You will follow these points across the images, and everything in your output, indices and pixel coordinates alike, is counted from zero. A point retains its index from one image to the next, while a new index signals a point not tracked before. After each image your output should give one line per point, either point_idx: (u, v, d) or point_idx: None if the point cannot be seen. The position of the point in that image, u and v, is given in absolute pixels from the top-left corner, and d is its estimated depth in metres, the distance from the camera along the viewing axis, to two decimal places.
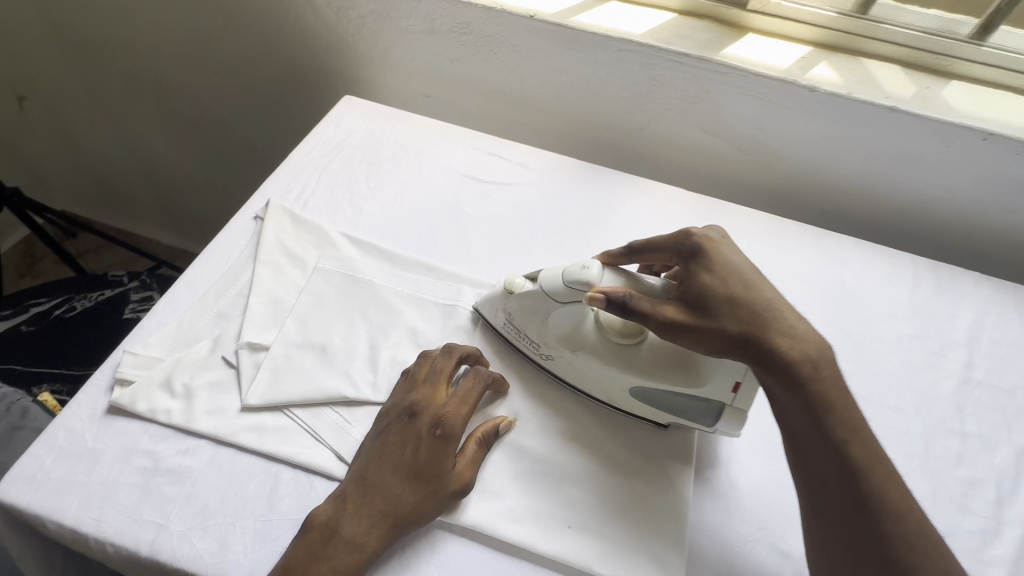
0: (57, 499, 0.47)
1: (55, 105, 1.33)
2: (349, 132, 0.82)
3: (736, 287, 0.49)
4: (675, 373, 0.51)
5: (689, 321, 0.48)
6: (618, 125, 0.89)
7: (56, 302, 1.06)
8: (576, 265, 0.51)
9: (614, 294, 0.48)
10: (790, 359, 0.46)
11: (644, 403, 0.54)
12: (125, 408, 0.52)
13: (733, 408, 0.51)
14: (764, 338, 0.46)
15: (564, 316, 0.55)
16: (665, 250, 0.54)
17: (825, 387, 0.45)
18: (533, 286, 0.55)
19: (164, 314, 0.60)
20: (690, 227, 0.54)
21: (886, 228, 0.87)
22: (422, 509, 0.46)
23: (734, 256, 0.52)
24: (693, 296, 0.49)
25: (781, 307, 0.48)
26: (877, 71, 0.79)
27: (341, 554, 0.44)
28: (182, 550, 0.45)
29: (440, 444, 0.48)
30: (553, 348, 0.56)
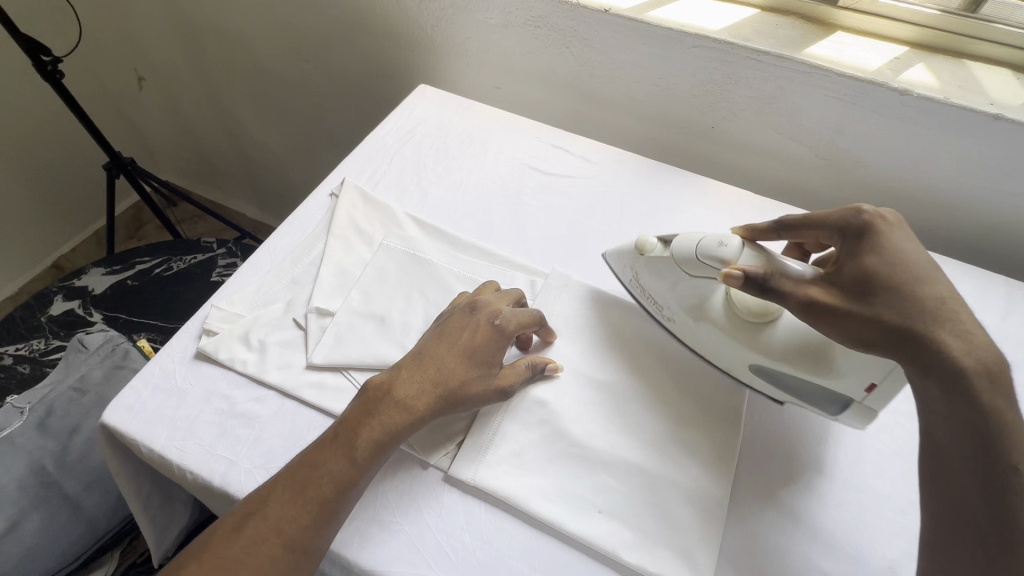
0: (149, 428, 0.54)
1: (167, 86, 1.48)
2: (420, 120, 0.86)
3: (903, 276, 0.46)
4: (810, 358, 0.50)
5: (842, 305, 0.46)
6: (687, 123, 0.88)
7: (157, 261, 1.19)
8: (715, 240, 0.52)
9: (754, 274, 0.48)
10: (960, 366, 0.41)
11: (766, 381, 0.54)
12: (210, 356, 0.58)
13: (863, 405, 0.50)
14: (931, 334, 0.43)
15: (692, 289, 0.56)
16: (829, 225, 0.53)
17: (999, 411, 0.39)
18: (666, 252, 0.56)
19: (247, 276, 0.66)
20: (861, 207, 0.52)
21: (980, 247, 0.80)
22: (468, 388, 0.51)
23: (905, 246, 0.48)
24: (851, 280, 0.47)
25: (955, 306, 0.44)
26: (982, 75, 0.72)
27: (392, 411, 0.49)
28: (247, 485, 0.51)
29: (494, 334, 0.53)
30: (676, 313, 0.58)
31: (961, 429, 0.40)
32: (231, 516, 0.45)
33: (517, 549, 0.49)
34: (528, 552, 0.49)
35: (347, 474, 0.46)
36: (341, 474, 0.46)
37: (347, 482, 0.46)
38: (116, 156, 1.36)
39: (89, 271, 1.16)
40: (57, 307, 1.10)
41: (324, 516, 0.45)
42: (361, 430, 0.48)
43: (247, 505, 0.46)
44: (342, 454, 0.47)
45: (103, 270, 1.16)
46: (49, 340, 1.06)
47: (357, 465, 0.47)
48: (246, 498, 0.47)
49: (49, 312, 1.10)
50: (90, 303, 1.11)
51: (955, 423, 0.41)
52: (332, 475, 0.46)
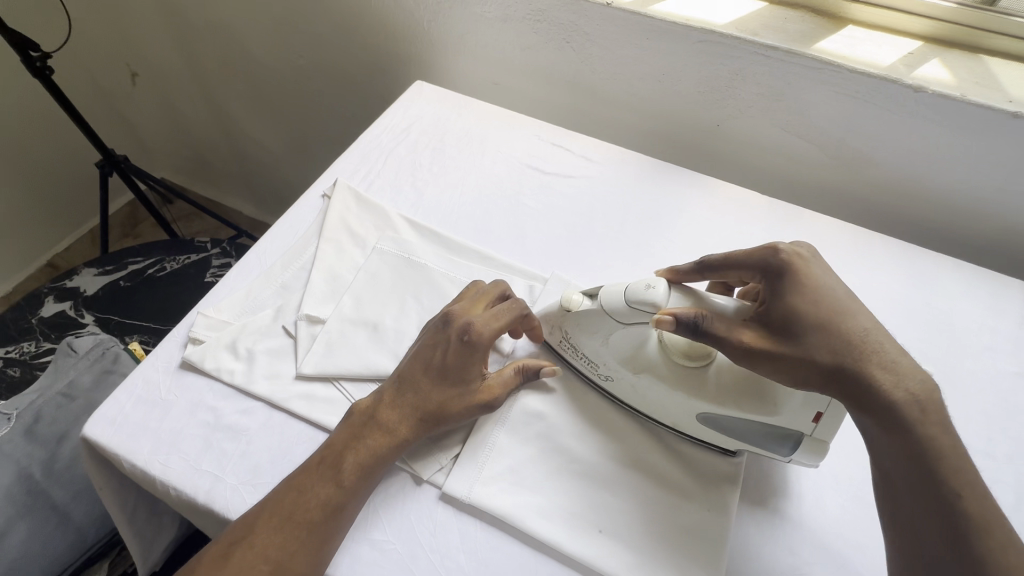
0: (132, 441, 0.52)
1: (161, 82, 1.45)
2: (416, 117, 0.83)
3: (824, 313, 0.45)
4: (753, 399, 0.47)
5: (776, 348, 0.44)
6: (691, 121, 0.85)
7: (150, 261, 1.16)
8: (641, 283, 0.48)
9: (684, 316, 0.45)
10: (891, 399, 0.42)
11: (715, 430, 0.50)
12: (196, 365, 0.56)
13: (813, 438, 0.48)
14: (859, 370, 0.43)
15: (624, 337, 0.51)
16: (748, 266, 0.50)
17: (933, 438, 0.41)
18: (593, 303, 0.51)
19: (236, 282, 0.63)
20: (776, 244, 0.50)
21: (995, 250, 0.77)
22: (451, 406, 0.51)
23: (828, 280, 0.47)
24: (777, 320, 0.45)
25: (880, 338, 0.44)
26: (1000, 71, 0.69)
27: (376, 434, 0.49)
28: (233, 502, 0.49)
29: (465, 350, 0.51)
30: (613, 369, 0.53)
31: (908, 459, 0.41)
32: (219, 544, 0.45)
33: (514, 569, 0.47)
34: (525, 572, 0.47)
35: (334, 498, 0.46)
36: (328, 499, 0.46)
37: (334, 505, 0.46)
38: (109, 153, 1.34)
39: (81, 271, 1.14)
40: (48, 308, 1.08)
41: (313, 541, 0.44)
42: (347, 454, 0.48)
43: (235, 531, 0.45)
44: (329, 478, 0.47)
45: (95, 271, 1.14)
46: (39, 342, 1.04)
47: (344, 489, 0.47)
48: (234, 524, 0.46)
49: (41, 314, 1.08)
50: (82, 304, 1.09)
51: (900, 454, 0.41)
52: (319, 499, 0.46)
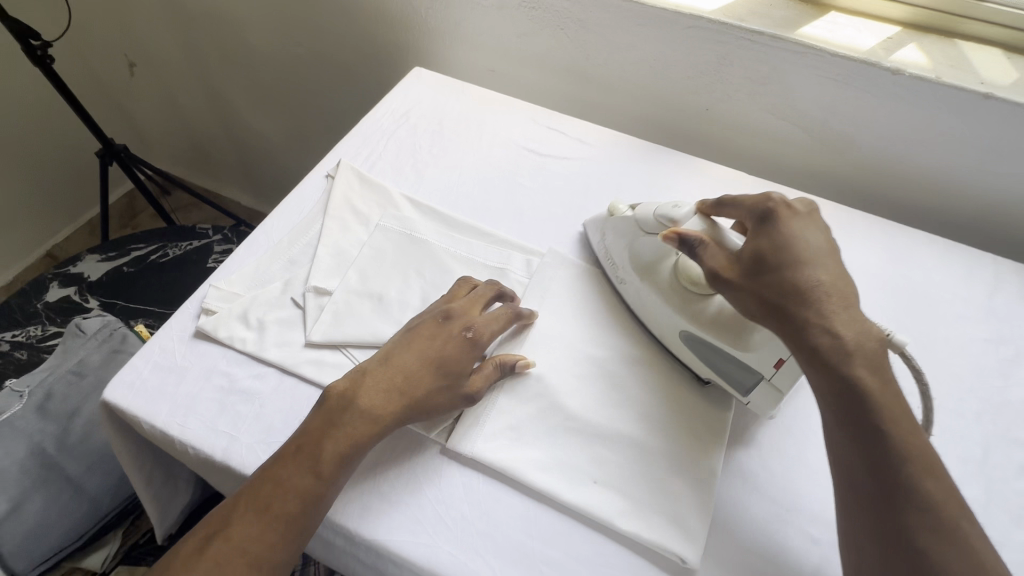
0: (150, 404, 0.54)
1: (160, 72, 1.47)
2: (415, 102, 0.86)
3: (786, 262, 0.48)
4: (724, 329, 0.53)
5: (739, 282, 0.49)
6: (682, 105, 0.88)
7: (152, 247, 1.19)
8: (670, 204, 0.58)
9: (688, 237, 0.52)
10: (817, 343, 0.45)
11: (689, 351, 0.56)
12: (209, 334, 0.58)
13: (771, 383, 0.52)
14: (796, 313, 0.46)
15: (645, 250, 0.60)
16: (744, 210, 0.54)
17: (858, 377, 0.43)
18: (632, 214, 0.63)
19: (245, 256, 0.66)
20: (772, 193, 0.53)
21: (970, 228, 0.80)
22: (437, 397, 0.52)
23: (810, 231, 0.50)
24: (748, 259, 0.50)
25: (828, 290, 0.46)
26: (973, 55, 0.73)
27: (357, 422, 0.50)
28: (249, 459, 0.52)
29: (466, 346, 0.55)
30: (627, 274, 0.62)
31: (833, 396, 0.44)
32: (192, 536, 0.46)
33: (515, 517, 0.51)
34: (526, 519, 0.51)
35: (312, 487, 0.47)
36: (306, 488, 0.47)
37: (312, 494, 0.47)
38: (109, 143, 1.35)
39: (85, 258, 1.16)
40: (53, 293, 1.10)
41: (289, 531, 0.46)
42: (326, 443, 0.49)
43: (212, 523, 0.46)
44: (307, 468, 0.48)
45: (99, 257, 1.16)
46: (46, 326, 1.06)
47: (323, 478, 0.48)
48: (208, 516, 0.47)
49: (46, 299, 1.10)
50: (87, 289, 1.11)
51: (827, 390, 0.44)
52: (296, 488, 0.47)
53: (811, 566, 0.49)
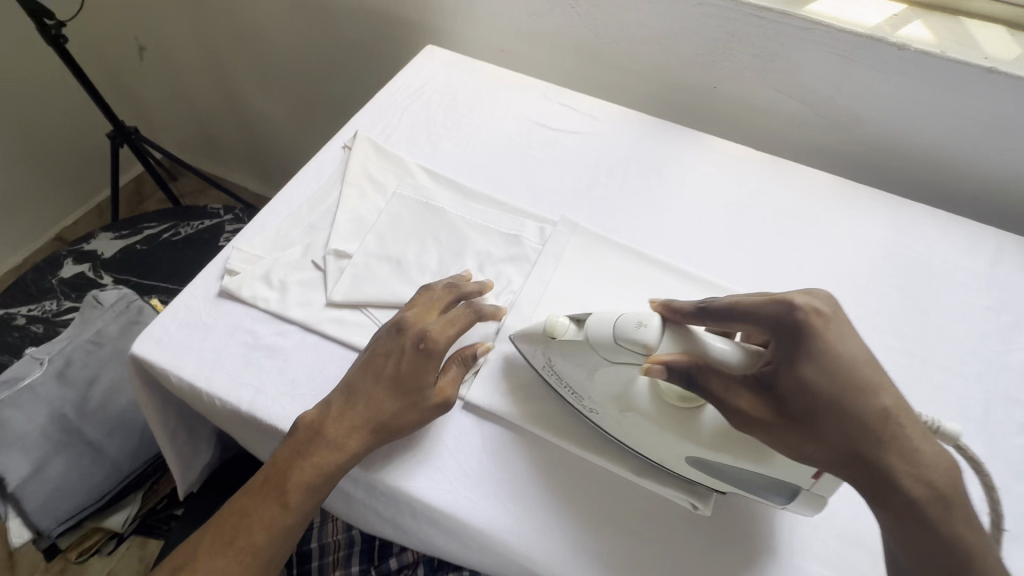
0: (178, 358, 0.56)
1: (170, 57, 1.48)
2: (428, 78, 0.87)
3: (844, 397, 0.40)
4: (750, 449, 0.45)
5: (776, 422, 0.42)
6: (690, 83, 0.90)
7: (164, 226, 1.20)
8: (631, 320, 0.47)
9: (676, 364, 0.44)
10: (915, 497, 0.39)
11: (704, 472, 0.48)
12: (233, 293, 0.60)
13: (811, 494, 0.46)
14: (879, 461, 0.40)
15: (610, 377, 0.50)
16: (756, 317, 0.44)
17: (958, 525, 0.39)
18: (580, 334, 0.50)
19: (265, 222, 0.67)
20: (790, 296, 0.43)
21: (972, 203, 0.82)
22: (401, 418, 0.51)
23: (849, 344, 0.42)
24: (782, 392, 0.42)
25: (902, 420, 0.40)
26: (977, 31, 0.75)
27: (323, 451, 0.50)
28: (275, 409, 0.53)
29: (422, 358, 0.53)
30: (599, 405, 0.51)
31: (933, 550, 0.39)
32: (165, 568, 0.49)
33: (534, 464, 0.53)
34: (545, 465, 0.53)
35: (279, 519, 0.49)
36: (273, 519, 0.49)
37: (279, 526, 0.49)
38: (120, 125, 1.36)
39: (98, 236, 1.18)
40: (67, 270, 1.12)
41: (259, 563, 0.48)
42: (293, 472, 0.49)
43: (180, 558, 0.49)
44: (274, 500, 0.49)
45: (112, 235, 1.18)
46: (61, 301, 1.08)
47: (289, 508, 0.49)
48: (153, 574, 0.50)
49: (60, 275, 1.11)
50: (100, 266, 1.13)
51: (927, 544, 0.40)
52: (264, 522, 0.49)
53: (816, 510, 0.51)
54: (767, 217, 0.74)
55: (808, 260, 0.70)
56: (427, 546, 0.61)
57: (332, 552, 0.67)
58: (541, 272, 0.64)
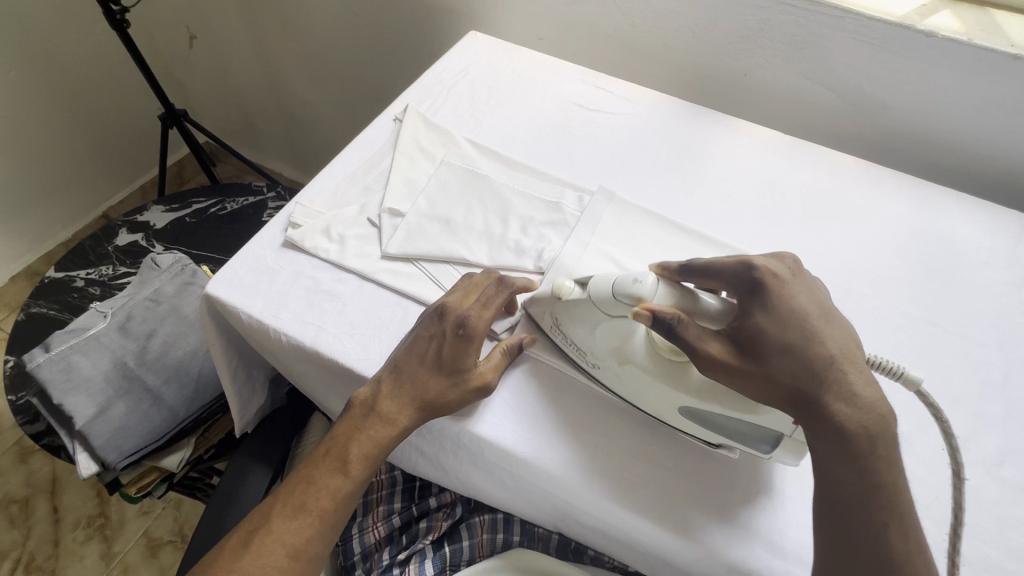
0: (248, 298, 0.61)
1: (218, 46, 1.55)
2: (472, 61, 0.92)
3: (794, 337, 0.46)
4: (739, 402, 0.48)
5: (739, 360, 0.46)
6: (722, 71, 0.94)
7: (212, 201, 1.26)
8: (628, 277, 0.50)
9: (662, 314, 0.47)
10: (848, 429, 0.44)
11: (694, 422, 0.52)
12: (297, 244, 0.65)
13: (794, 439, 0.49)
14: (819, 398, 0.44)
15: (610, 331, 0.53)
16: (720, 274, 0.50)
17: (879, 462, 0.44)
18: (582, 294, 0.54)
19: (324, 183, 0.73)
20: (749, 259, 0.50)
21: (996, 188, 0.85)
22: (446, 398, 0.54)
23: (802, 299, 0.48)
24: (745, 338, 0.46)
25: (844, 366, 0.45)
26: (1005, 22, 0.77)
27: (377, 425, 0.53)
28: (336, 346, 0.58)
29: (461, 342, 0.54)
30: (600, 358, 0.55)
31: (852, 482, 0.44)
32: (237, 535, 0.51)
33: (581, 404, 0.57)
34: (590, 406, 0.57)
35: (343, 486, 0.52)
36: (337, 487, 0.52)
37: (342, 493, 0.52)
38: (171, 107, 1.43)
39: (150, 208, 1.24)
40: (122, 238, 1.19)
41: (327, 527, 0.51)
42: (353, 445, 0.53)
43: (251, 524, 0.51)
44: (336, 469, 0.52)
45: (163, 208, 1.24)
46: (116, 266, 1.15)
47: (350, 477, 0.52)
48: (204, 560, 0.51)
49: (116, 243, 1.18)
50: (152, 236, 1.20)
51: (849, 476, 0.44)
52: (328, 489, 0.52)
53: None
54: (795, 195, 0.78)
55: (834, 235, 0.74)
56: (468, 489, 0.65)
57: (377, 490, 0.73)
58: (581, 233, 0.68)
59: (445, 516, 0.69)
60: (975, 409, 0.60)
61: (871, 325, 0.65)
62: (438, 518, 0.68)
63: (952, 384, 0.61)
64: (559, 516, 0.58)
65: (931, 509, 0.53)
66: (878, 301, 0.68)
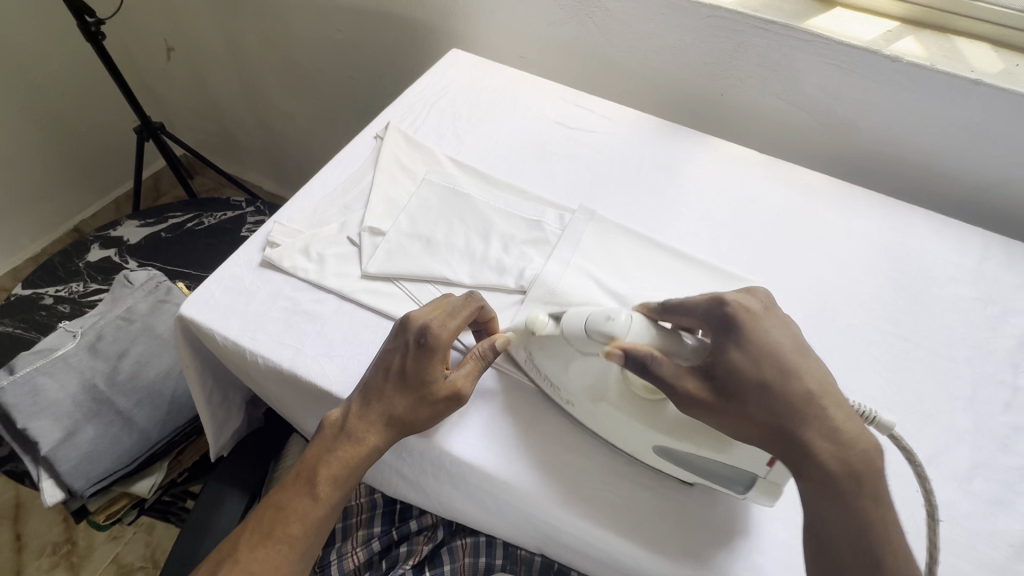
0: (223, 319, 0.60)
1: (196, 58, 1.53)
2: (453, 78, 0.93)
3: (772, 376, 0.46)
4: (709, 440, 0.49)
5: (713, 401, 0.46)
6: (698, 91, 0.96)
7: (188, 216, 1.23)
8: (601, 314, 0.50)
9: (635, 352, 0.47)
10: (829, 471, 0.44)
11: (671, 462, 0.52)
12: (274, 263, 0.64)
13: (767, 480, 0.49)
14: (801, 437, 0.45)
15: (585, 369, 0.53)
16: (695, 314, 0.50)
17: (863, 501, 0.44)
18: (556, 328, 0.54)
19: (303, 201, 0.72)
20: (722, 294, 0.50)
21: (960, 207, 0.88)
22: (414, 413, 0.52)
23: (776, 334, 0.48)
24: (717, 374, 0.46)
25: (824, 402, 0.46)
26: (966, 48, 0.81)
27: (344, 445, 0.52)
28: (314, 368, 0.57)
29: (422, 355, 0.52)
30: (574, 396, 0.54)
31: (843, 523, 0.44)
32: (207, 564, 0.51)
33: (556, 423, 0.57)
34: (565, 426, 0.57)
35: (312, 510, 0.51)
36: (305, 511, 0.51)
37: (312, 517, 0.51)
38: (148, 119, 1.40)
39: (125, 223, 1.22)
40: (94, 254, 1.16)
41: (295, 552, 0.50)
42: (321, 467, 0.52)
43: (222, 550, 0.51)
44: (305, 493, 0.51)
45: (137, 223, 1.22)
46: (87, 283, 1.11)
47: (319, 500, 0.51)
48: None
49: (87, 259, 1.15)
50: (126, 252, 1.17)
51: (837, 517, 0.44)
52: (298, 514, 0.51)
53: None
54: (771, 213, 0.79)
55: (808, 252, 0.75)
56: (452, 513, 0.64)
57: (356, 514, 0.71)
58: (563, 253, 0.68)
59: (426, 540, 0.68)
60: (946, 424, 0.61)
61: (845, 342, 0.67)
62: (419, 543, 0.67)
63: (924, 399, 0.62)
64: (544, 539, 0.58)
65: (906, 525, 0.54)
66: (852, 318, 0.69)
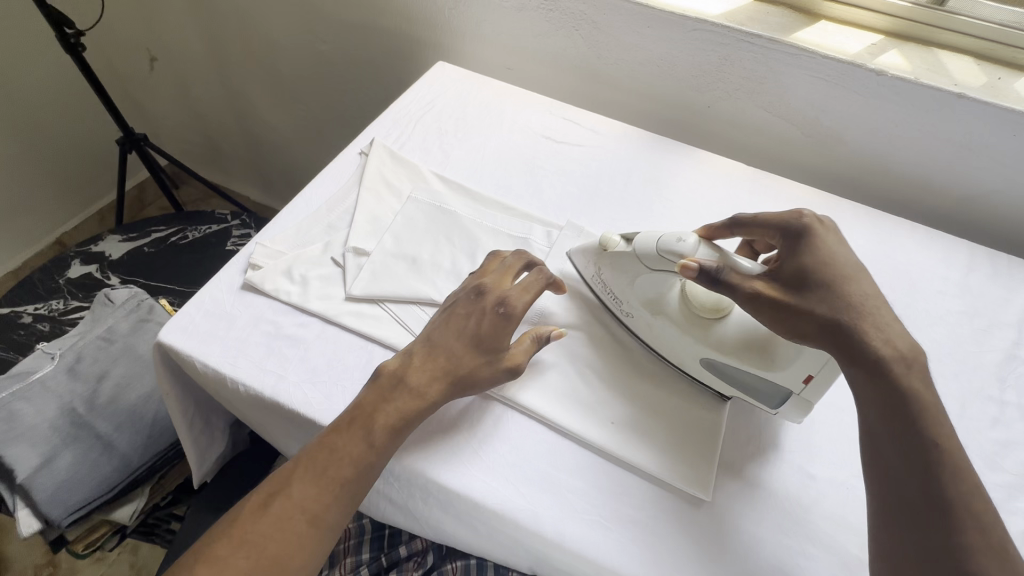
0: (203, 345, 0.59)
1: (179, 69, 1.51)
2: (440, 92, 0.92)
3: (836, 278, 0.49)
4: (757, 358, 0.53)
5: (785, 298, 0.49)
6: (686, 103, 0.96)
7: (172, 230, 1.21)
8: (673, 236, 0.54)
9: (707, 266, 0.51)
10: (881, 352, 0.46)
11: (713, 375, 0.57)
12: (256, 286, 0.63)
13: (801, 398, 0.54)
14: (854, 326, 0.47)
15: (650, 282, 0.58)
16: (772, 227, 0.56)
17: (920, 395, 0.45)
18: (627, 247, 0.59)
19: (286, 221, 0.71)
20: (801, 210, 0.55)
21: (945, 218, 0.88)
22: (477, 375, 0.54)
23: (840, 249, 0.52)
24: (788, 276, 0.51)
25: (881, 305, 0.49)
26: (950, 62, 0.81)
27: (404, 397, 0.52)
28: (297, 395, 0.56)
29: (500, 321, 0.54)
30: (635, 308, 0.60)
31: (905, 421, 0.45)
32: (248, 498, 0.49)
33: (545, 449, 0.56)
34: (554, 452, 0.56)
35: (364, 455, 0.50)
36: (360, 455, 0.50)
37: (365, 463, 0.50)
38: (129, 131, 1.37)
39: (106, 238, 1.19)
40: (75, 270, 1.13)
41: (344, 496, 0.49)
42: (380, 414, 0.51)
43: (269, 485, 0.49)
44: (361, 438, 0.50)
45: (119, 238, 1.19)
46: (67, 300, 1.09)
47: (374, 448, 0.50)
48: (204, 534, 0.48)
49: (68, 275, 1.13)
50: (108, 267, 1.15)
51: (894, 420, 0.45)
52: (351, 455, 0.50)
53: (807, 499, 0.54)
54: None
55: None
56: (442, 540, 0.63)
57: (343, 541, 0.71)
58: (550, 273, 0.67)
59: (416, 565, 0.67)
60: None
61: None
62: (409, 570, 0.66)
63: None
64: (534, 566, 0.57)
65: None
66: None
